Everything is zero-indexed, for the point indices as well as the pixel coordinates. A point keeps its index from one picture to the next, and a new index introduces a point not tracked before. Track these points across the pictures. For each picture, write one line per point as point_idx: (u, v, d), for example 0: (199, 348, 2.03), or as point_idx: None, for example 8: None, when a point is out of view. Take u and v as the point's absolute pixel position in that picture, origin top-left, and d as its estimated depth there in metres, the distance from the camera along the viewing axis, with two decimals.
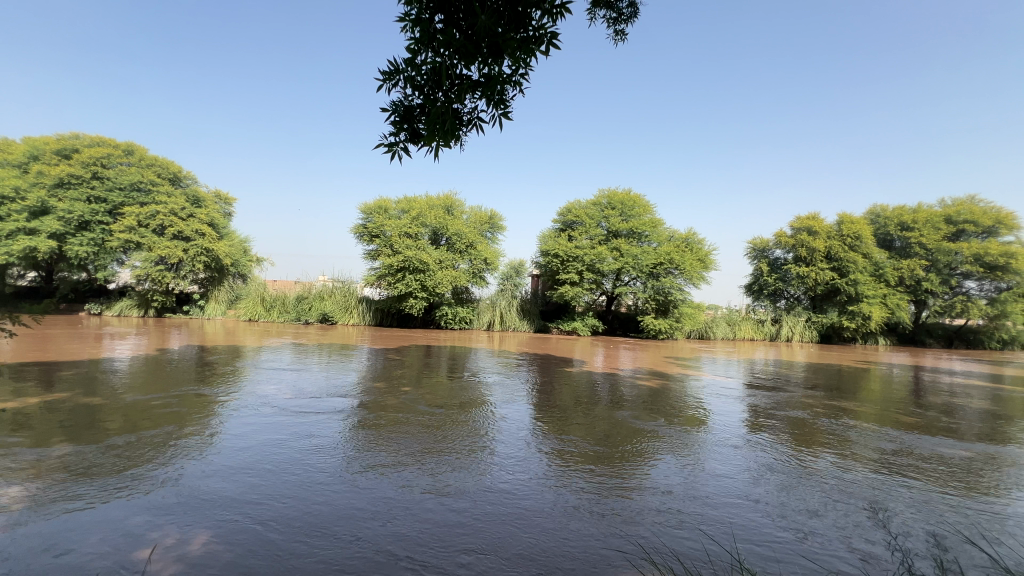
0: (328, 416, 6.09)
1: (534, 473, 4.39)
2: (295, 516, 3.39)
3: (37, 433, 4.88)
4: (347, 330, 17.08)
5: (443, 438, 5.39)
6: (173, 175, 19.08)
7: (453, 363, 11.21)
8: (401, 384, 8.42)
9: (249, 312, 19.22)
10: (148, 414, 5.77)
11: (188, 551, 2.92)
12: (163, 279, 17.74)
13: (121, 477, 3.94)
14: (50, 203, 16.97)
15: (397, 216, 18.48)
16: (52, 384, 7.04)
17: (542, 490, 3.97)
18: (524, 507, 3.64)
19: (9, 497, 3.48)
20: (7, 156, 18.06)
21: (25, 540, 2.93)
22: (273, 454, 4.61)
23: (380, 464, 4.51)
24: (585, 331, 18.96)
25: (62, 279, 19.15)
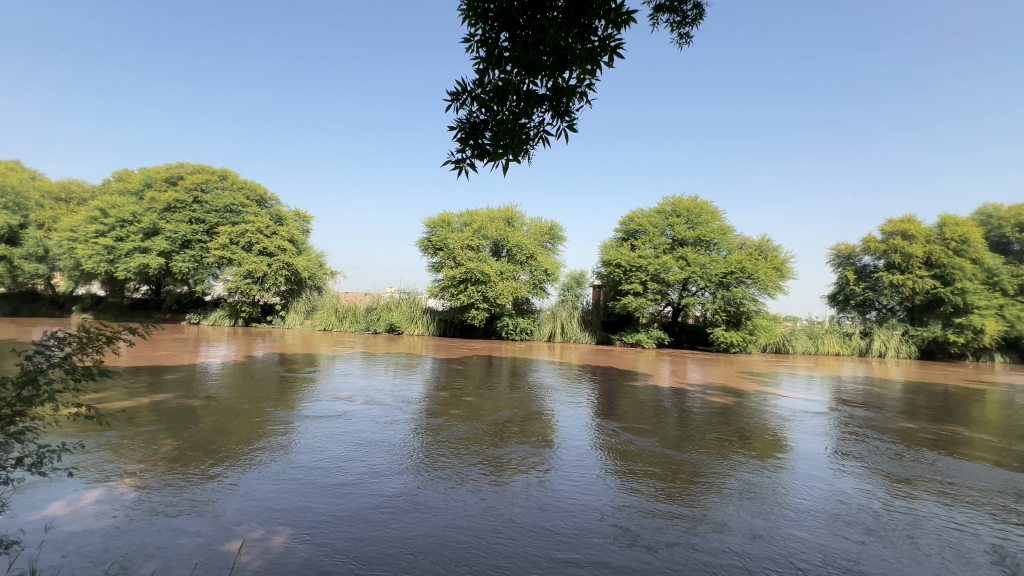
0: (397, 424, 6.29)
1: (597, 491, 4.19)
2: (365, 521, 3.49)
3: (147, 431, 5.42)
4: (412, 341, 17.64)
5: (504, 452, 5.32)
6: (260, 197, 20.91)
7: (515, 374, 11.24)
8: (464, 394, 8.52)
9: (324, 322, 20.46)
10: (236, 416, 6.25)
11: (272, 547, 3.08)
12: (250, 291, 19.38)
13: (215, 474, 4.26)
14: (160, 225, 19.08)
15: (460, 229, 18.94)
16: (159, 387, 7.83)
17: (609, 512, 3.77)
18: (589, 527, 3.48)
19: (126, 488, 3.88)
20: (126, 184, 20.37)
21: (138, 528, 3.23)
22: (347, 459, 4.81)
23: (445, 474, 4.53)
24: (650, 344, 18.31)
25: (167, 292, 21.45)
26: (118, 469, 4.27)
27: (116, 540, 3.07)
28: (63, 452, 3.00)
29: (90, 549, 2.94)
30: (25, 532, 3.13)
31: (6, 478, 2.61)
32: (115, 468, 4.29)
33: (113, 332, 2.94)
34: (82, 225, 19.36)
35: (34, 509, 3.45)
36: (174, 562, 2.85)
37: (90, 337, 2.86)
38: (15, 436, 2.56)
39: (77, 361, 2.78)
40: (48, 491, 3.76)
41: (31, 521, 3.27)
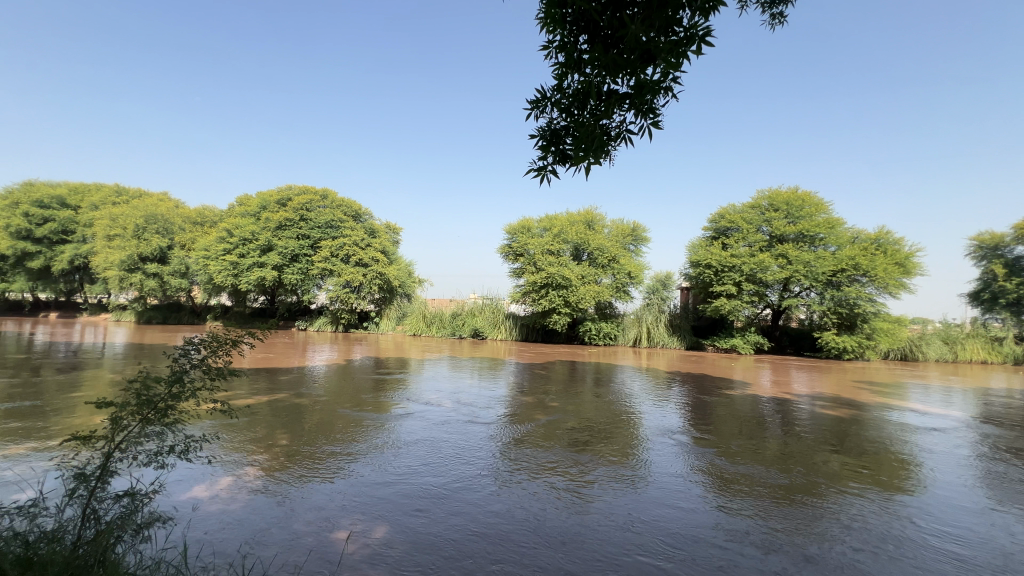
0: (484, 427, 6.42)
1: (697, 507, 3.93)
2: (457, 519, 3.58)
3: (267, 425, 6.08)
4: (496, 345, 17.98)
5: (592, 458, 5.22)
6: (356, 213, 22.73)
7: (599, 379, 11.00)
8: (549, 399, 8.49)
9: (413, 328, 21.56)
10: (340, 414, 6.80)
11: (374, 538, 3.27)
12: (348, 299, 21.04)
13: (325, 466, 4.67)
14: (273, 242, 21.40)
15: (540, 234, 19.04)
16: (275, 386, 8.76)
17: (712, 531, 3.50)
18: (689, 546, 3.27)
19: (253, 475, 4.37)
20: (246, 208, 22.68)
21: (263, 512, 3.60)
22: (438, 459, 5.00)
23: (531, 478, 4.53)
24: (747, 349, 16.98)
25: (280, 302, 23.96)
26: (246, 458, 4.83)
27: (245, 521, 3.44)
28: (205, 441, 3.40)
29: (228, 528, 3.33)
30: (178, 509, 3.61)
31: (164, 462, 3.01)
32: (244, 457, 4.86)
33: (238, 335, 3.26)
34: (213, 245, 22.23)
35: (183, 490, 3.99)
36: (290, 545, 3.12)
37: (219, 339, 3.19)
38: (168, 425, 2.95)
39: (210, 361, 3.11)
40: (193, 475, 4.33)
41: (181, 500, 3.78)
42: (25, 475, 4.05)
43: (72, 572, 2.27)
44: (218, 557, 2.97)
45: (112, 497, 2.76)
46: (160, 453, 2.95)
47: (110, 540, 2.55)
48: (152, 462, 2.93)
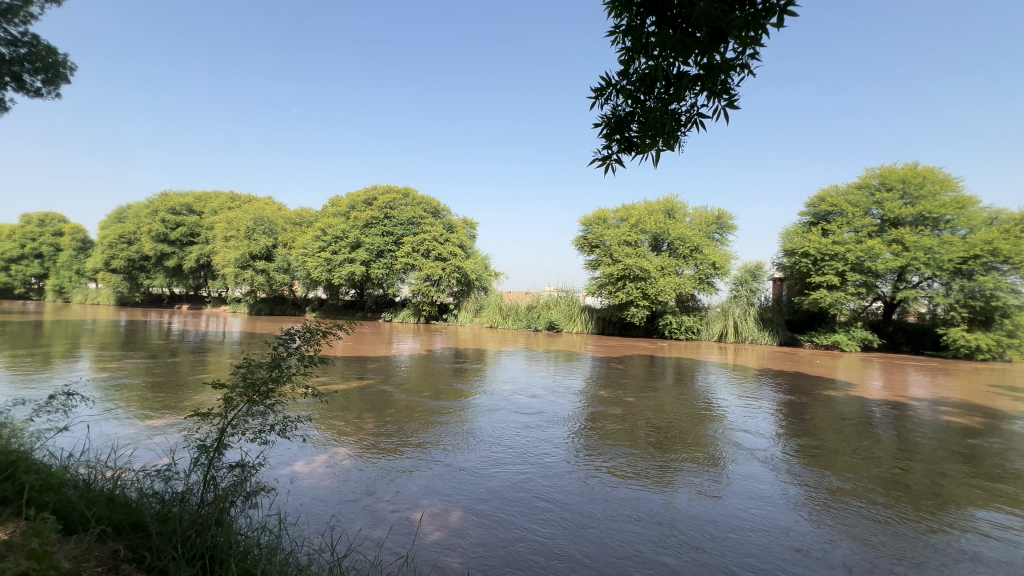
0: (558, 420, 6.44)
1: (786, 517, 3.63)
2: (525, 512, 3.63)
3: (357, 410, 6.61)
4: (571, 338, 17.87)
5: (669, 456, 5.02)
6: (435, 209, 23.78)
7: (680, 375, 10.54)
8: (625, 394, 8.31)
9: (490, 320, 22.02)
10: (421, 402, 7.20)
11: (449, 521, 3.44)
12: (429, 292, 22.03)
13: (407, 450, 4.99)
14: (362, 239, 23.00)
15: (616, 225, 18.57)
16: (364, 374, 9.46)
17: (801, 546, 3.21)
18: (776, 559, 3.02)
19: (343, 455, 4.79)
20: (338, 208, 24.57)
21: (350, 490, 3.92)
22: (511, 450, 5.08)
23: (603, 475, 4.44)
24: (853, 346, 15.29)
25: (369, 295, 25.70)
26: (338, 439, 5.30)
27: (336, 496, 3.78)
28: (303, 421, 3.65)
29: (320, 502, 3.66)
30: (279, 482, 4.04)
31: (268, 438, 3.28)
32: (336, 438, 5.33)
33: (330, 326, 3.48)
34: (310, 243, 24.34)
35: (285, 464, 4.46)
36: (374, 522, 3.39)
37: (313, 328, 3.43)
38: (270, 405, 3.21)
39: (306, 348, 3.35)
40: (292, 452, 4.82)
41: (283, 473, 4.24)
42: (164, 444, 4.76)
43: (197, 529, 2.63)
44: (312, 527, 3.29)
45: (227, 467, 2.99)
46: (264, 430, 3.22)
47: (226, 503, 2.83)
48: (258, 438, 3.20)
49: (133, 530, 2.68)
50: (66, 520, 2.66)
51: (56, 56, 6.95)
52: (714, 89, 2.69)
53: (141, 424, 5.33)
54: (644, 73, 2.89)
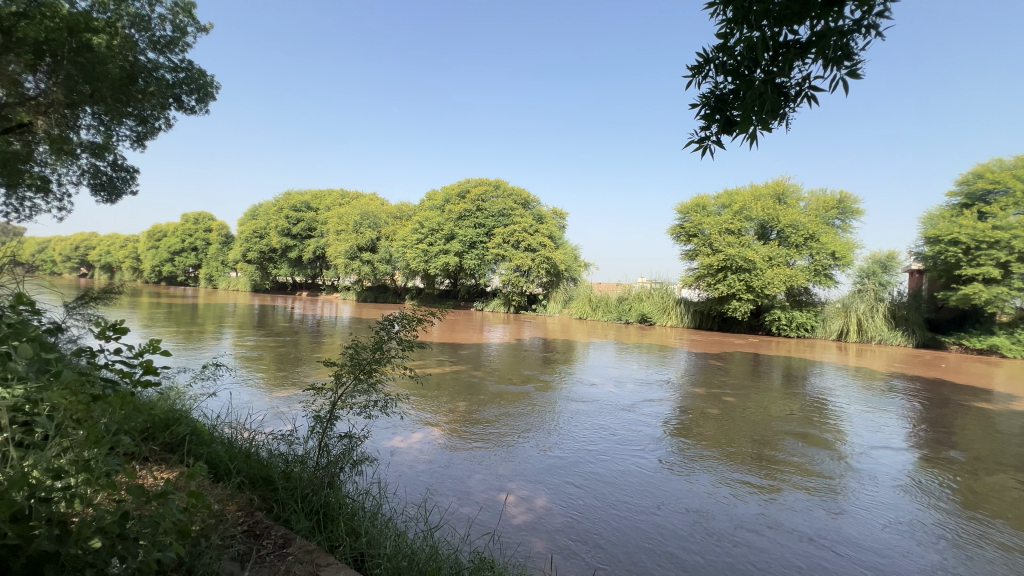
0: (650, 415, 6.22)
1: (916, 546, 3.17)
2: (610, 504, 3.59)
3: (450, 393, 6.95)
4: (665, 332, 17.09)
5: (775, 463, 4.61)
6: (524, 201, 24.17)
7: (788, 376, 9.63)
8: (723, 392, 7.79)
9: (579, 311, 21.79)
10: (510, 390, 7.38)
11: (535, 506, 3.51)
12: (519, 282, 22.42)
13: (497, 434, 5.17)
14: (456, 231, 24.02)
15: (717, 212, 17.35)
16: (457, 359, 9.92)
17: None
18: None
19: (438, 434, 5.09)
20: (435, 202, 25.86)
21: (443, 467, 4.17)
22: (599, 443, 5.03)
23: (700, 477, 4.20)
24: (1016, 351, 12.81)
25: (462, 285, 26.79)
26: (434, 419, 5.63)
27: (431, 471, 4.05)
28: (401, 400, 3.90)
29: (416, 476, 3.94)
30: (381, 455, 4.40)
31: (371, 413, 3.57)
32: (433, 418, 5.68)
33: (425, 313, 3.67)
34: (409, 236, 25.93)
35: (386, 439, 4.86)
36: (464, 499, 3.57)
37: (411, 315, 3.61)
38: (373, 384, 3.48)
39: (404, 333, 3.56)
40: (392, 428, 5.23)
41: (384, 447, 4.63)
42: (288, 412, 5.43)
43: (314, 489, 2.97)
44: (409, 498, 3.55)
45: (337, 437, 3.32)
46: (369, 405, 3.51)
47: (337, 468, 3.16)
48: (363, 412, 3.51)
49: (264, 483, 3.11)
50: (214, 468, 3.18)
51: (206, 77, 8.17)
52: (830, 56, 2.27)
53: (270, 394, 6.13)
54: (747, 43, 2.45)
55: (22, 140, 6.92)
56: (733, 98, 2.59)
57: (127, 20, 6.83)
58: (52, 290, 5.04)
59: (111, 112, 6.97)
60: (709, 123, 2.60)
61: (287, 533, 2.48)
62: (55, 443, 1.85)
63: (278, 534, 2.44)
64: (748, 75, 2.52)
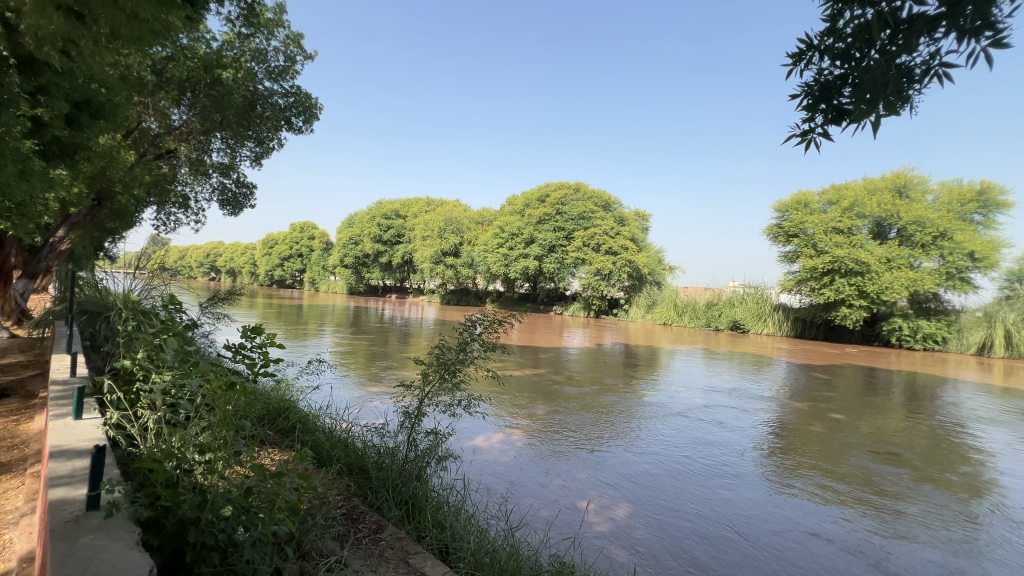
0: (742, 429, 5.79)
1: None
2: (699, 522, 3.38)
3: (530, 397, 7.00)
4: (761, 341, 15.78)
5: (895, 492, 4.05)
6: (605, 203, 23.82)
7: (913, 393, 8.44)
8: (831, 409, 7.04)
9: (663, 317, 20.80)
10: (590, 396, 7.26)
11: (615, 516, 3.42)
12: (599, 286, 22.00)
13: (577, 440, 5.12)
14: (535, 235, 24.27)
15: (822, 210, 15.76)
16: (537, 363, 9.99)
17: None
18: None
19: (518, 436, 5.16)
20: (515, 207, 26.35)
21: (524, 469, 4.22)
22: (684, 455, 4.79)
23: (803, 502, 3.80)
24: None
25: (541, 289, 26.86)
26: (515, 421, 5.71)
27: (512, 473, 4.11)
28: (482, 400, 4.00)
29: (498, 476, 4.03)
30: (463, 452, 4.57)
31: (455, 411, 3.70)
32: (514, 420, 5.76)
33: (506, 316, 3.72)
34: (490, 240, 26.58)
35: (469, 437, 5.03)
36: (543, 502, 3.58)
37: (491, 317, 3.68)
38: (457, 384, 3.60)
39: (486, 335, 3.64)
40: (475, 427, 5.40)
41: (467, 445, 4.79)
42: (380, 407, 5.84)
43: (403, 480, 3.15)
44: (490, 496, 3.65)
45: (424, 432, 3.50)
46: (453, 404, 3.65)
47: (423, 462, 3.33)
48: (449, 410, 3.65)
49: (358, 471, 3.36)
50: (318, 454, 3.51)
51: (311, 100, 9.04)
52: (965, 27, 1.95)
53: (364, 390, 6.61)
54: (859, 22, 2.19)
55: (170, 164, 8.19)
56: (842, 86, 2.31)
57: (249, 55, 7.78)
58: (191, 291, 5.87)
59: (236, 136, 7.98)
60: (812, 114, 2.32)
61: (379, 520, 2.65)
62: (194, 424, 2.16)
63: (372, 520, 2.63)
64: (861, 58, 2.24)
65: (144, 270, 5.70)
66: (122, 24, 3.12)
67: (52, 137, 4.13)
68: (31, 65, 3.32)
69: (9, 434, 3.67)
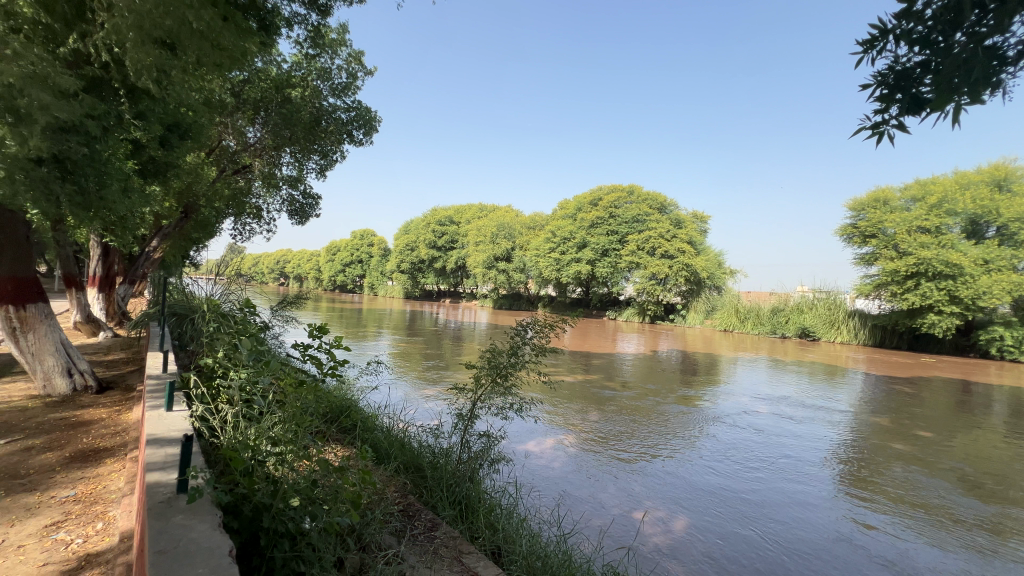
0: (813, 443, 5.41)
1: None
2: (765, 541, 3.18)
3: (582, 402, 6.92)
4: (833, 350, 14.66)
5: (998, 524, 3.60)
6: (660, 205, 23.20)
7: (1017, 411, 7.53)
8: (916, 425, 6.42)
9: (724, 323, 19.84)
10: (644, 403, 7.07)
11: (672, 528, 3.31)
12: (655, 291, 21.37)
13: (630, 449, 5.00)
14: (587, 239, 24.05)
15: (904, 207, 14.47)
16: (589, 368, 9.87)
17: None
18: None
19: (570, 442, 5.11)
20: (567, 211, 26.25)
21: (576, 476, 4.18)
22: (747, 469, 4.54)
23: (884, 526, 3.49)
24: None
25: (594, 293, 26.47)
26: (566, 427, 5.66)
27: (564, 478, 4.09)
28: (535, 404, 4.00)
29: (550, 481, 4.03)
30: (516, 455, 4.60)
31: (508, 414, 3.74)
32: (565, 426, 5.72)
33: (558, 321, 3.71)
34: (542, 245, 26.56)
35: (521, 441, 5.06)
36: (596, 510, 3.54)
37: (543, 322, 3.69)
38: (510, 387, 3.63)
39: (538, 340, 3.67)
40: (527, 431, 5.42)
41: (520, 448, 4.81)
42: (434, 408, 6.00)
43: (456, 480, 3.22)
44: (542, 500, 3.65)
45: (477, 435, 3.57)
46: (506, 407, 3.69)
47: (476, 464, 3.40)
48: (502, 413, 3.69)
49: (414, 470, 3.47)
50: (376, 451, 3.66)
51: (371, 113, 9.48)
52: None
53: (419, 391, 6.82)
54: (942, 3, 1.99)
55: (246, 178, 8.87)
56: (923, 73, 2.12)
57: (315, 74, 8.30)
58: (264, 295, 6.32)
59: (303, 151, 8.50)
60: (886, 105, 2.13)
61: (434, 518, 2.73)
62: (267, 418, 2.33)
63: (427, 517, 2.70)
64: (945, 42, 2.04)
65: (223, 275, 6.21)
66: (206, 52, 3.44)
67: (148, 157, 4.59)
68: (132, 93, 3.72)
69: (113, 423, 4.12)
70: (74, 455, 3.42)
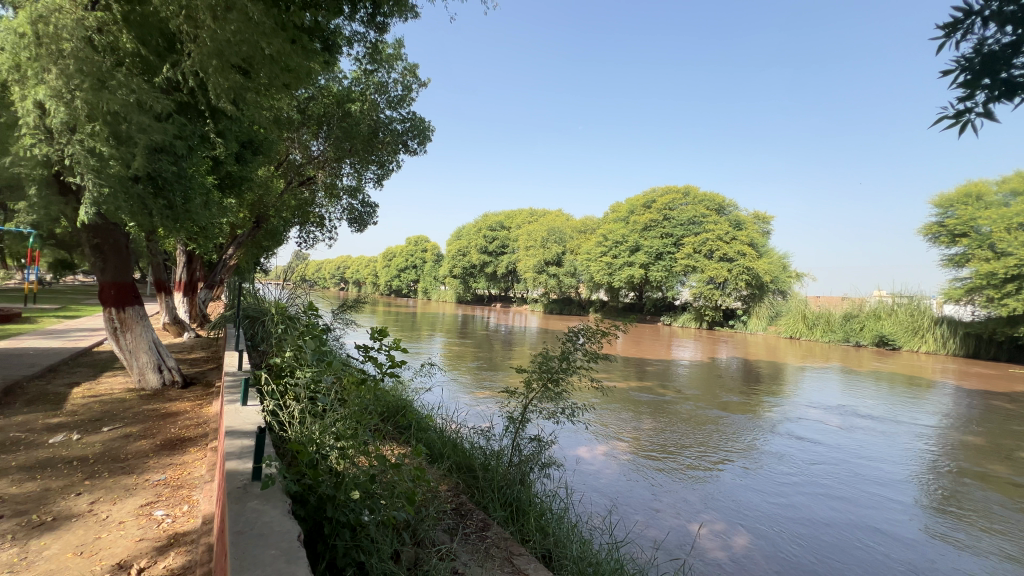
0: (893, 460, 4.97)
1: None
2: (838, 565, 2.96)
3: (634, 410, 6.75)
4: (917, 360, 13.39)
5: None
6: (718, 206, 22.29)
7: None
8: (1018, 445, 5.74)
9: (789, 329, 18.66)
10: (700, 412, 6.79)
11: (732, 544, 3.16)
12: (713, 295, 20.48)
13: (686, 459, 4.82)
14: (640, 242, 23.49)
15: (1002, 201, 13.01)
16: (643, 375, 9.60)
17: None
18: None
19: (621, 450, 5.01)
20: (620, 214, 25.79)
21: (629, 484, 4.10)
22: (817, 485, 4.25)
23: (978, 556, 3.15)
24: None
25: (647, 298, 25.75)
26: (618, 434, 5.54)
27: (616, 486, 4.02)
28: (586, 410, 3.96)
29: (601, 488, 3.97)
30: (567, 460, 4.58)
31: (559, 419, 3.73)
32: (617, 433, 5.60)
33: (609, 326, 3.64)
34: (593, 249, 26.23)
35: (572, 446, 5.02)
36: (649, 519, 3.45)
37: (594, 328, 3.62)
38: (561, 392, 3.61)
39: (589, 345, 3.61)
40: (578, 436, 5.37)
41: (570, 454, 4.78)
42: (485, 411, 6.07)
43: (506, 483, 3.25)
44: (593, 506, 3.61)
45: (528, 438, 3.59)
46: (558, 412, 3.68)
47: (527, 467, 3.42)
48: (553, 417, 3.68)
49: (466, 470, 3.53)
50: (430, 451, 3.76)
51: (424, 123, 9.80)
52: None
53: (471, 394, 6.92)
54: None
55: (310, 190, 9.42)
56: (1014, 54, 1.93)
57: (373, 88, 8.69)
58: (326, 299, 6.67)
59: (362, 162, 8.91)
60: (970, 91, 1.96)
61: (486, 518, 2.77)
62: (330, 415, 2.46)
63: (478, 517, 2.74)
64: None
65: (290, 280, 6.63)
66: (276, 74, 3.72)
67: (226, 172, 5.02)
68: (213, 114, 4.08)
69: (195, 415, 4.50)
70: (164, 443, 3.77)
